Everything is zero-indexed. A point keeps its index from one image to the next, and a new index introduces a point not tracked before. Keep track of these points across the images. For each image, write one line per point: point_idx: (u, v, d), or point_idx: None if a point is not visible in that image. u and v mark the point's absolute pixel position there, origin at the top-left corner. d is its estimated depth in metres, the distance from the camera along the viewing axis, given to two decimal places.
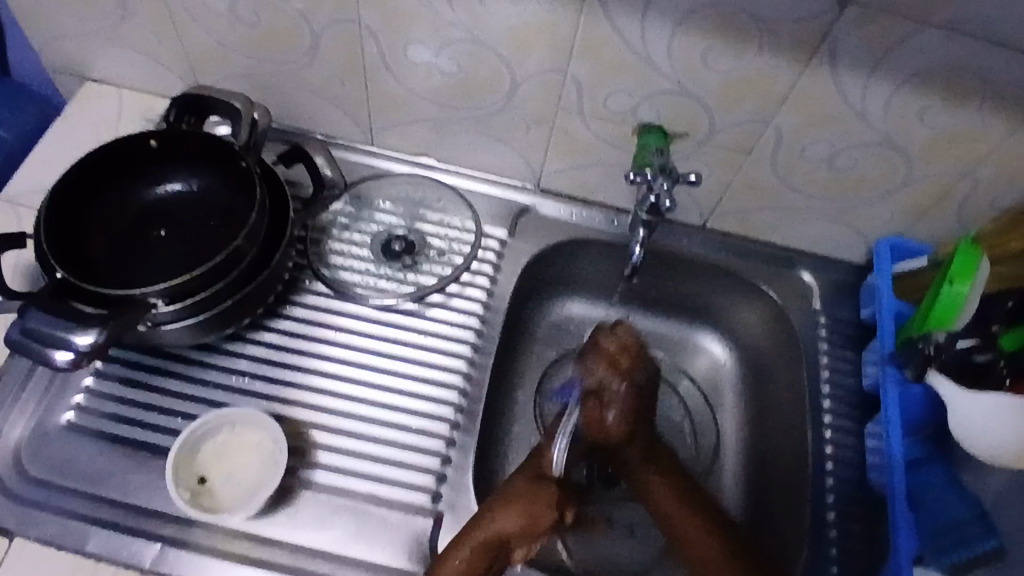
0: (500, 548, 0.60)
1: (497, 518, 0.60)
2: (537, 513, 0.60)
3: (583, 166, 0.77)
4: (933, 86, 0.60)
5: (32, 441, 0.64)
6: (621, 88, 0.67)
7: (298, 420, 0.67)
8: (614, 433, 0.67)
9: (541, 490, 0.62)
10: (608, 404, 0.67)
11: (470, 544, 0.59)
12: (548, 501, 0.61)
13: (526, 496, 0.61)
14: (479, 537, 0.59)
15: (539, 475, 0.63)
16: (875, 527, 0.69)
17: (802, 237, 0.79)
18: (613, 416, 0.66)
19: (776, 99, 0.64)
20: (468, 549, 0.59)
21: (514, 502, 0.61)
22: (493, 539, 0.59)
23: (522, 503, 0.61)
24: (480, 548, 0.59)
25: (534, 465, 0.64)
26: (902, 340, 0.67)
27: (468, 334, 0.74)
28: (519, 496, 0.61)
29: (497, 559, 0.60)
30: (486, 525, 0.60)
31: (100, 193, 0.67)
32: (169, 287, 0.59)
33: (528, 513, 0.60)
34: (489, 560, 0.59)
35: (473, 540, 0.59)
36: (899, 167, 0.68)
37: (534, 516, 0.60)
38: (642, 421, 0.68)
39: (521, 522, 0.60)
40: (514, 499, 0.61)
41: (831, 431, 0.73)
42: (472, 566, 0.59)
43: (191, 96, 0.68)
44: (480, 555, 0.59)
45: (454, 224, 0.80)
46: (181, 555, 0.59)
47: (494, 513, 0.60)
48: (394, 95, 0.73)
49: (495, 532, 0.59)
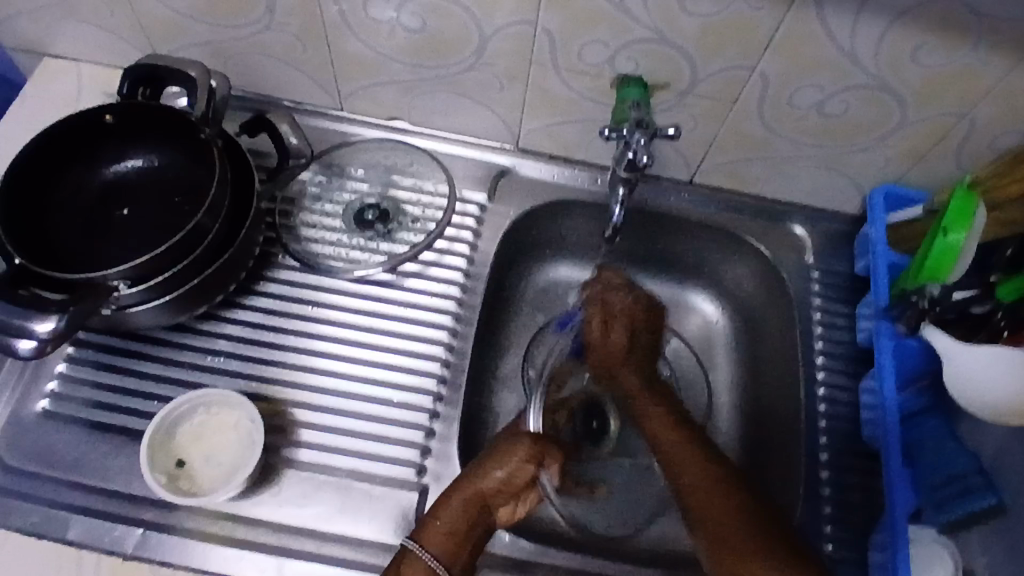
0: (484, 507, 0.58)
1: (476, 474, 0.58)
2: (512, 467, 0.58)
3: (561, 123, 0.73)
4: (924, 22, 0.56)
5: (7, 431, 0.63)
6: (597, 38, 0.63)
7: (277, 398, 0.66)
8: (613, 347, 0.71)
9: (514, 443, 0.60)
10: (611, 312, 0.72)
11: (453, 503, 0.57)
12: (524, 454, 0.59)
13: (503, 448, 0.60)
14: (460, 495, 0.57)
15: (513, 431, 0.62)
16: (869, 483, 0.67)
17: (793, 188, 0.76)
18: (613, 333, 0.72)
19: (760, 42, 0.61)
20: (450, 508, 0.57)
21: (492, 456, 0.59)
22: (474, 496, 0.58)
23: (500, 458, 0.59)
24: (462, 506, 0.57)
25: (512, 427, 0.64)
26: (896, 293, 0.65)
27: (450, 304, 0.72)
28: (495, 452, 0.60)
29: (482, 520, 0.58)
30: (468, 483, 0.58)
31: (57, 174, 0.64)
32: (130, 268, 0.57)
33: (507, 468, 0.58)
34: (471, 520, 0.57)
35: (454, 498, 0.57)
36: (891, 111, 0.64)
37: (511, 470, 0.58)
38: (647, 345, 0.72)
39: (501, 480, 0.58)
40: (491, 453, 0.59)
41: (824, 387, 0.71)
42: (455, 525, 0.56)
43: (145, 66, 0.65)
44: (463, 513, 0.57)
45: (429, 189, 0.77)
46: (163, 539, 0.58)
47: (474, 469, 0.59)
48: (359, 56, 0.69)
49: (477, 489, 0.58)
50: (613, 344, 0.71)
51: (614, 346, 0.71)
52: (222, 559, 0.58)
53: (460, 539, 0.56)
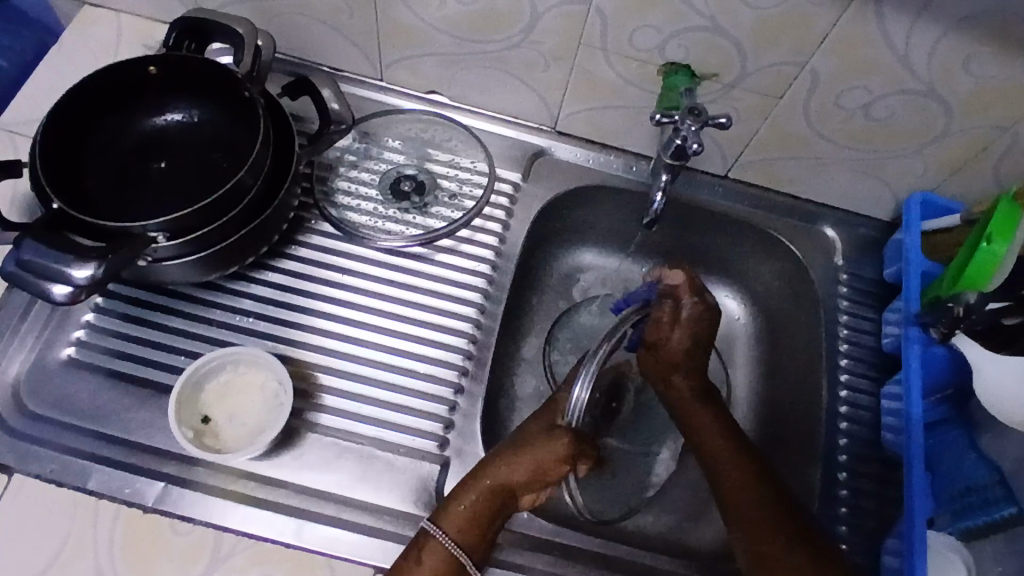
0: (509, 495, 0.57)
1: (505, 464, 0.57)
2: (547, 464, 0.57)
3: (603, 108, 0.73)
4: (983, 31, 0.56)
5: (32, 376, 0.62)
6: (650, 23, 0.63)
7: (303, 363, 0.65)
8: (676, 344, 0.66)
9: (552, 440, 0.57)
10: (678, 314, 0.66)
11: (476, 490, 0.56)
12: (561, 452, 0.57)
13: (540, 444, 0.57)
14: (485, 483, 0.57)
15: (553, 423, 0.60)
16: (886, 487, 0.68)
17: (828, 190, 0.76)
18: (678, 329, 0.66)
19: (815, 40, 0.60)
20: (473, 495, 0.56)
21: (524, 449, 0.57)
22: (501, 485, 0.57)
23: (532, 453, 0.57)
24: (487, 493, 0.56)
25: (549, 415, 0.61)
26: (929, 301, 0.65)
27: (479, 281, 0.72)
28: (529, 445, 0.58)
29: (505, 507, 0.57)
30: (495, 472, 0.57)
31: (97, 120, 0.64)
32: (168, 222, 0.56)
33: (537, 462, 0.57)
34: (495, 508, 0.57)
35: (478, 487, 0.57)
36: (938, 118, 0.64)
37: (543, 466, 0.57)
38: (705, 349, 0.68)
39: (531, 472, 0.57)
40: (526, 446, 0.58)
41: (846, 390, 0.72)
42: (478, 511, 0.56)
43: (191, 19, 0.64)
44: (487, 502, 0.56)
45: (464, 165, 0.77)
46: (185, 493, 0.58)
47: (502, 458, 0.58)
48: (405, 25, 0.69)
49: (506, 478, 0.57)
50: (672, 344, 0.66)
51: (679, 342, 0.66)
52: (241, 518, 0.58)
53: (480, 526, 0.56)
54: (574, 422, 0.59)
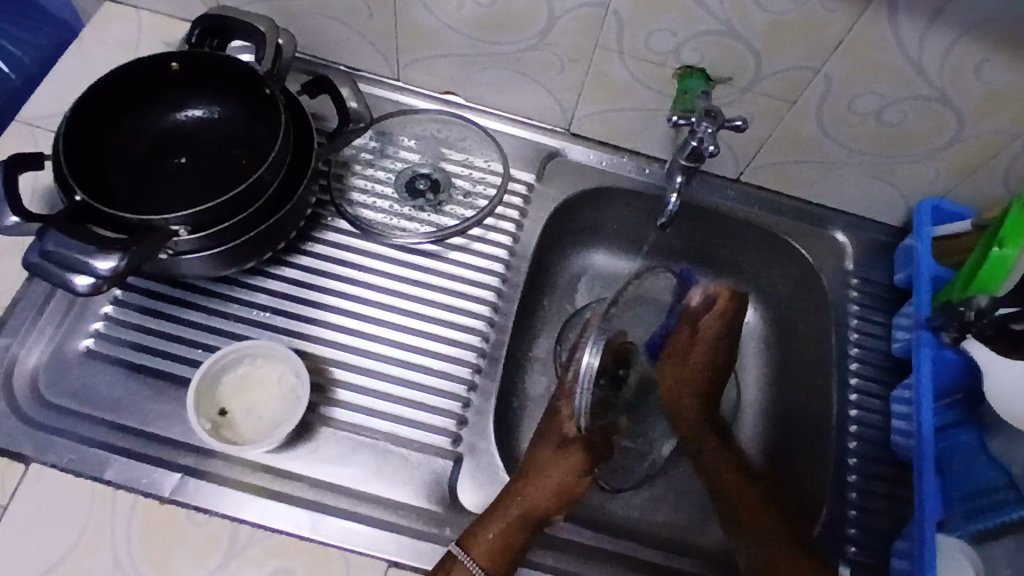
0: (535, 520, 0.59)
1: (530, 489, 0.60)
2: (569, 482, 0.61)
3: (617, 109, 0.74)
4: (997, 38, 0.56)
5: (51, 367, 0.63)
6: (665, 26, 0.63)
7: (319, 357, 0.66)
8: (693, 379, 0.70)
9: (567, 457, 0.62)
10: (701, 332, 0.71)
11: (503, 518, 0.58)
12: (579, 467, 0.62)
13: (557, 465, 0.62)
14: (511, 510, 0.59)
15: (563, 440, 0.64)
16: (895, 490, 0.68)
17: (840, 195, 0.77)
18: (698, 351, 0.71)
19: (830, 43, 0.61)
20: (500, 523, 0.58)
21: (545, 472, 0.61)
22: (527, 510, 0.59)
23: (553, 473, 0.61)
24: (515, 522, 0.58)
25: (558, 431, 0.65)
26: (940, 304, 0.65)
27: (492, 279, 0.72)
28: (548, 468, 0.61)
29: (532, 534, 0.59)
30: (521, 498, 0.59)
31: (118, 115, 0.64)
32: (191, 215, 0.57)
33: (560, 480, 0.61)
34: (523, 534, 0.58)
35: (505, 515, 0.58)
36: (950, 124, 0.65)
37: (566, 484, 0.61)
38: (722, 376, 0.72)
39: (555, 494, 0.60)
40: (545, 469, 0.61)
41: (856, 393, 0.72)
42: (507, 540, 0.58)
43: (214, 17, 0.65)
44: (515, 528, 0.58)
45: (479, 164, 0.77)
46: (201, 484, 0.58)
47: (525, 485, 0.60)
48: (422, 25, 0.70)
49: (531, 504, 0.59)
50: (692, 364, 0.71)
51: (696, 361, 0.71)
52: (258, 509, 0.58)
53: (509, 553, 0.57)
54: (580, 430, 0.65)
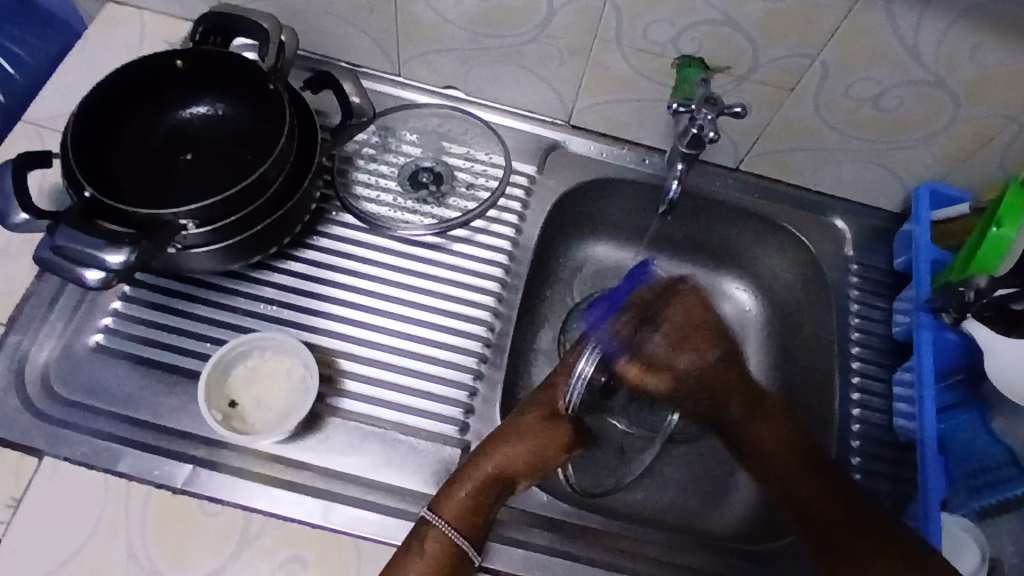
0: (508, 482, 0.57)
1: (507, 452, 0.57)
2: (550, 451, 0.58)
3: (617, 100, 0.74)
4: (990, 22, 0.57)
5: (63, 362, 0.64)
6: (663, 17, 0.64)
7: (327, 349, 0.67)
8: (721, 391, 0.63)
9: (550, 429, 0.58)
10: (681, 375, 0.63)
11: (476, 477, 0.56)
12: (561, 441, 0.58)
13: (538, 433, 0.58)
14: (485, 469, 0.57)
15: (552, 414, 0.59)
16: (899, 471, 0.69)
17: (839, 181, 0.77)
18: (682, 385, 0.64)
19: (826, 31, 0.62)
20: (473, 482, 0.56)
21: (525, 438, 0.58)
22: (500, 472, 0.57)
23: (533, 440, 0.58)
24: (486, 481, 0.57)
25: (545, 401, 0.60)
26: (939, 286, 0.66)
27: (496, 270, 0.73)
28: (528, 435, 0.58)
29: (502, 495, 0.57)
30: (495, 460, 0.57)
31: (127, 113, 0.65)
32: (198, 209, 0.57)
33: (539, 450, 0.57)
34: (494, 495, 0.57)
35: (478, 474, 0.57)
36: (945, 108, 0.65)
37: (545, 454, 0.58)
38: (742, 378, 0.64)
39: (529, 462, 0.57)
40: (527, 435, 0.58)
41: (859, 376, 0.73)
42: (478, 500, 0.56)
43: (217, 15, 0.66)
44: (486, 488, 0.56)
45: (480, 157, 0.78)
46: (214, 475, 0.59)
47: (503, 447, 0.57)
48: (423, 21, 0.70)
49: (506, 465, 0.57)
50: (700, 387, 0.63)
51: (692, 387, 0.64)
52: (270, 498, 0.59)
53: (481, 513, 0.56)
54: (571, 407, 0.60)
